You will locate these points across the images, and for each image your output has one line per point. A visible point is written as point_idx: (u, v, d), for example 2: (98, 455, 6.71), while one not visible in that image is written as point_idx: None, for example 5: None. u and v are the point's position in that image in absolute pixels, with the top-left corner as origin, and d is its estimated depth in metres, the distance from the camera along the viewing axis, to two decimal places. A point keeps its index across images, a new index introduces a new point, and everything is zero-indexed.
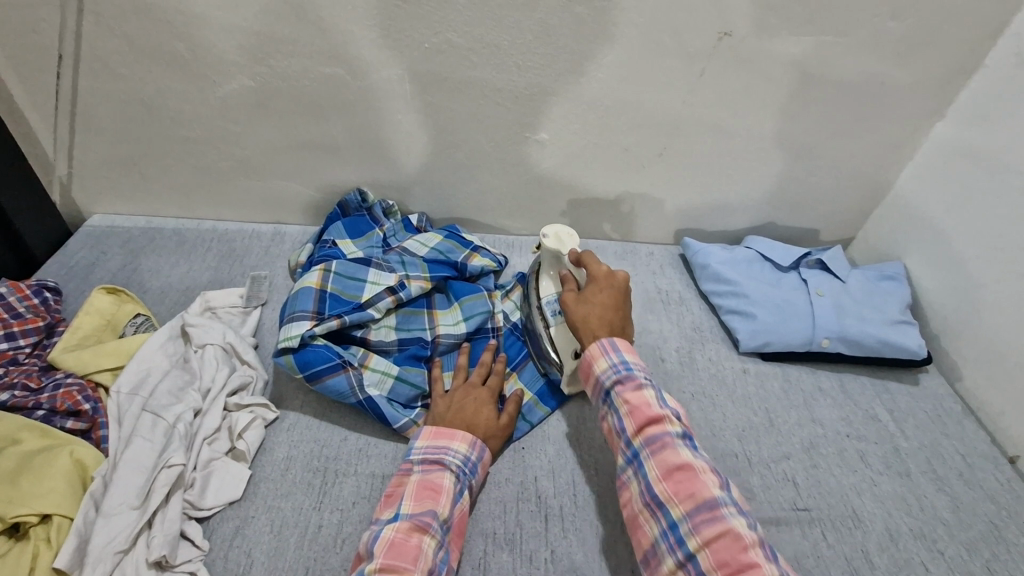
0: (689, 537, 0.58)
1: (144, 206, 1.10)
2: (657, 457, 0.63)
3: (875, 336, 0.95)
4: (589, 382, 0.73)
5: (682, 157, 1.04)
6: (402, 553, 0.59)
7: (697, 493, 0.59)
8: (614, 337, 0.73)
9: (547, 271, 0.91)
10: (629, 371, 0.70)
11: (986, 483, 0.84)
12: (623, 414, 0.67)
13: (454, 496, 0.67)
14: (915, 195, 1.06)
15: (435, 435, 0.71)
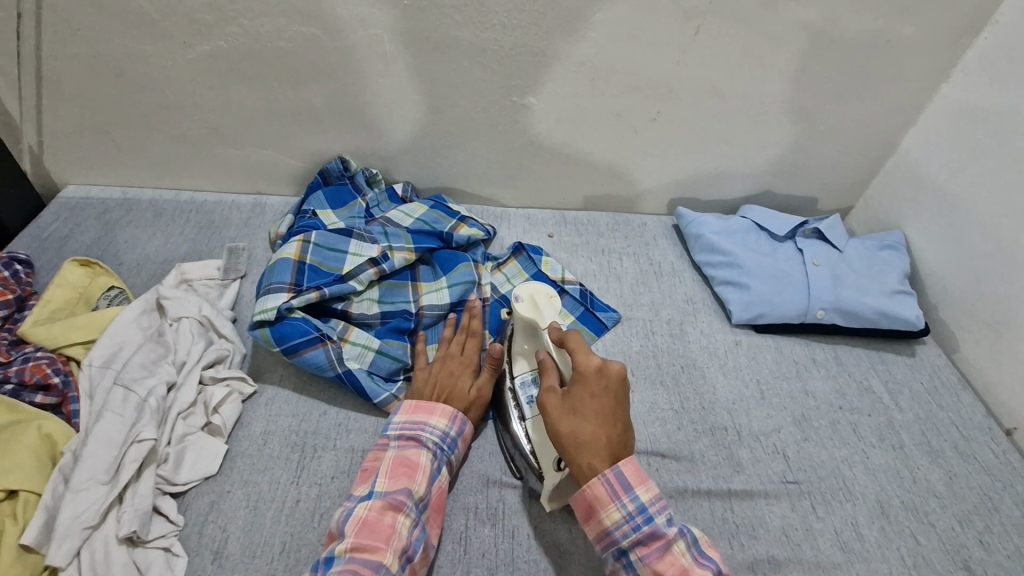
0: (640, 567, 0.58)
1: (119, 177, 1.07)
2: (650, 563, 0.57)
3: (872, 307, 0.92)
4: (579, 504, 0.61)
5: (677, 122, 1.00)
6: (374, 532, 0.58)
7: (674, 570, 0.56)
8: (624, 470, 0.60)
9: (522, 348, 0.78)
10: (647, 523, 0.58)
11: (982, 454, 0.82)
12: (614, 514, 0.59)
13: (432, 474, 0.65)
14: (918, 161, 1.02)
15: (413, 410, 0.69)
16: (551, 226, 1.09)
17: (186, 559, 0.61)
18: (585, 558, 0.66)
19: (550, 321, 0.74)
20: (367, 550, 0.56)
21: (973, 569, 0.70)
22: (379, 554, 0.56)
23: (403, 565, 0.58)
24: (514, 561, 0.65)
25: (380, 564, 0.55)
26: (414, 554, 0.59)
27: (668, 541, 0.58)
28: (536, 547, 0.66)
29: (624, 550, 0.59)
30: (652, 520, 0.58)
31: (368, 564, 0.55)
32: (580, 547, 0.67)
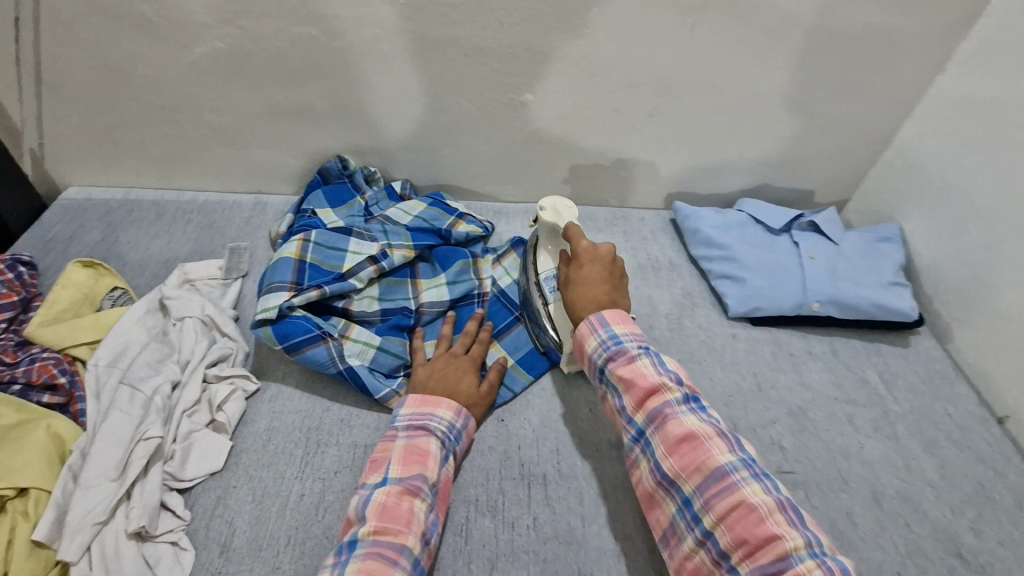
0: (645, 428, 0.62)
1: (120, 177, 1.07)
2: (617, 371, 0.65)
3: (868, 299, 0.93)
4: (574, 345, 0.73)
5: (673, 117, 1.00)
6: (394, 517, 0.58)
7: (675, 423, 0.60)
8: (602, 311, 0.70)
9: (546, 247, 0.87)
10: (620, 346, 0.67)
11: (975, 443, 0.83)
12: (593, 344, 0.69)
13: (442, 462, 0.66)
14: (914, 153, 1.02)
15: (420, 403, 0.70)
16: None
17: (194, 553, 0.63)
18: (584, 549, 0.67)
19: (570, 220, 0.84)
20: (391, 533, 0.57)
21: (964, 555, 0.72)
22: (401, 537, 0.57)
23: (422, 548, 0.59)
24: (514, 551, 0.66)
25: (404, 546, 0.57)
26: (429, 539, 0.61)
27: (665, 400, 0.62)
28: (536, 538, 0.68)
29: (601, 368, 0.68)
30: (620, 343, 0.67)
31: (393, 546, 0.56)
32: (578, 538, 0.68)
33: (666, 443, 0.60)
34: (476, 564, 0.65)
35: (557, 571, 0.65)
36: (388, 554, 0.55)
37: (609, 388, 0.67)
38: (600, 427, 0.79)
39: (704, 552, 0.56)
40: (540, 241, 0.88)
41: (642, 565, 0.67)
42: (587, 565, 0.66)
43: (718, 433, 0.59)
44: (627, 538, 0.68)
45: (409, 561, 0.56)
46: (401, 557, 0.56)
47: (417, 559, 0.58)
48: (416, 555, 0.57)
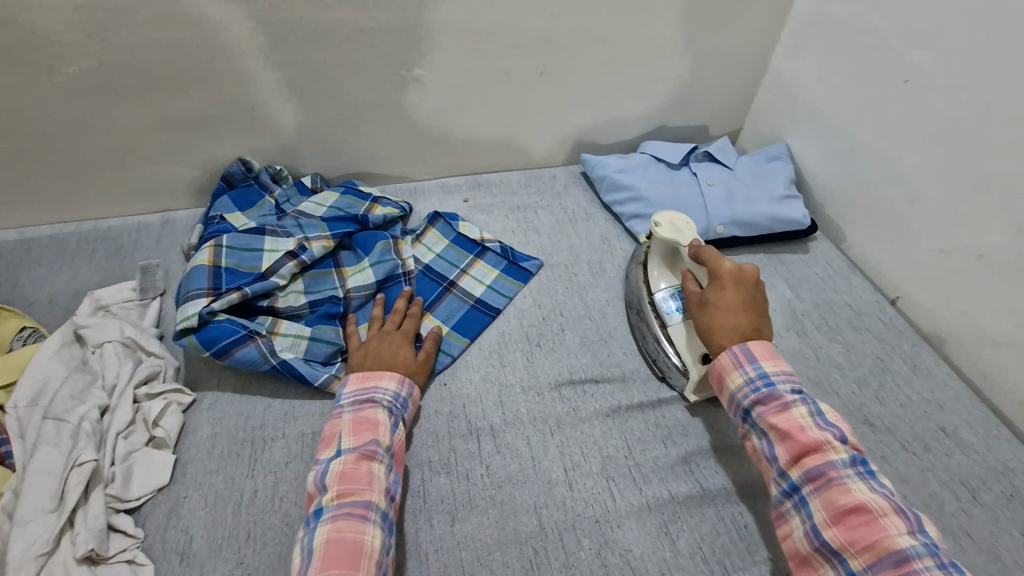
0: (796, 475, 0.62)
1: (8, 218, 1.01)
2: (769, 419, 0.65)
3: (765, 214, 1.01)
4: (711, 376, 0.73)
5: (565, 72, 1.04)
6: (355, 480, 0.62)
7: (836, 481, 0.60)
8: (748, 344, 0.70)
9: (659, 262, 0.88)
10: (771, 388, 0.67)
11: (873, 325, 0.92)
12: (738, 379, 0.69)
13: (394, 425, 0.69)
14: (787, 75, 1.10)
15: (363, 378, 0.72)
16: (466, 192, 1.12)
17: (153, 566, 0.63)
18: (537, 484, 0.71)
19: (690, 238, 0.85)
20: (355, 495, 0.61)
21: (872, 421, 0.81)
22: (365, 496, 0.61)
23: (390, 502, 0.63)
24: (471, 500, 0.70)
25: (369, 502, 0.61)
26: (394, 493, 0.65)
27: (822, 449, 0.62)
28: (490, 484, 0.71)
29: (747, 409, 0.68)
30: (770, 384, 0.67)
31: (359, 505, 0.60)
32: (531, 475, 0.72)
33: (831, 511, 0.59)
34: (437, 518, 0.68)
35: (514, 509, 0.69)
36: (356, 512, 0.60)
37: (755, 430, 0.68)
38: (539, 373, 0.83)
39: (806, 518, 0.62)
40: (653, 256, 0.88)
41: (592, 487, 0.71)
42: (542, 498, 0.70)
43: (893, 505, 0.58)
44: (576, 466, 0.73)
45: (378, 516, 0.60)
46: (370, 513, 0.60)
47: (386, 511, 0.62)
48: (384, 508, 0.61)
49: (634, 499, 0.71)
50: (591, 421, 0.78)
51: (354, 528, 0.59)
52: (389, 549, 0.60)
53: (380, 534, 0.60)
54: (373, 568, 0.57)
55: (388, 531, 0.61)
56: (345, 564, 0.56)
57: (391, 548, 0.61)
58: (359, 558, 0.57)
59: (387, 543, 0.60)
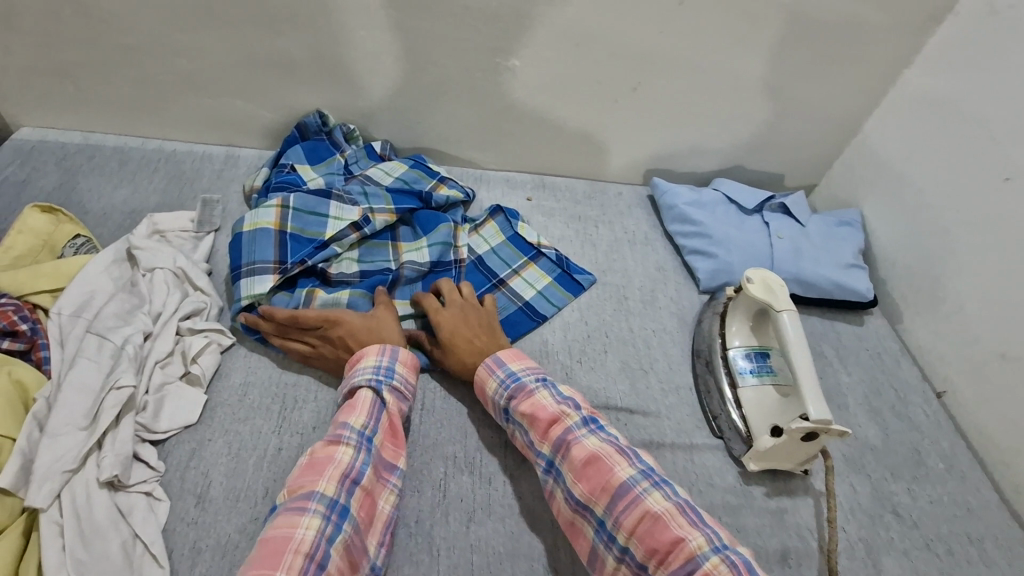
0: (617, 533, 0.59)
1: (79, 120, 1.01)
2: (520, 407, 0.68)
3: (828, 278, 0.99)
4: (476, 390, 0.74)
5: (656, 93, 1.02)
6: (314, 468, 0.60)
7: (657, 539, 0.56)
8: (498, 353, 0.73)
9: (742, 318, 0.86)
10: (518, 381, 0.70)
11: (915, 414, 0.90)
12: (494, 384, 0.71)
13: (373, 407, 0.66)
14: (878, 142, 1.07)
15: (348, 363, 0.70)
16: (530, 190, 1.11)
17: (169, 503, 0.62)
18: None
19: (783, 302, 0.80)
20: (303, 484, 0.59)
21: (900, 512, 0.79)
22: (314, 482, 0.58)
23: (347, 488, 0.59)
24: (490, 505, 0.68)
25: (312, 491, 0.58)
26: (359, 478, 0.60)
27: (641, 503, 0.59)
28: (511, 493, 0.70)
29: (505, 408, 0.70)
30: (522, 380, 0.70)
31: (300, 494, 0.57)
32: None
33: (628, 517, 0.59)
34: (453, 516, 0.67)
35: (531, 524, 0.68)
36: (294, 503, 0.57)
37: (515, 425, 0.70)
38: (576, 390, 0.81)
39: (626, 567, 0.59)
40: (738, 310, 0.86)
41: None
42: (561, 518, 0.69)
43: (679, 507, 0.59)
44: None
45: (320, 502, 0.57)
46: (310, 502, 0.57)
47: (336, 498, 0.58)
48: (329, 496, 0.58)
49: None
50: None
51: (293, 518, 0.56)
52: (333, 540, 0.56)
53: (317, 524, 0.55)
54: (296, 563, 0.53)
55: (336, 521, 0.57)
56: (266, 559, 0.53)
57: (338, 539, 0.56)
58: (281, 555, 0.53)
59: (326, 532, 0.56)
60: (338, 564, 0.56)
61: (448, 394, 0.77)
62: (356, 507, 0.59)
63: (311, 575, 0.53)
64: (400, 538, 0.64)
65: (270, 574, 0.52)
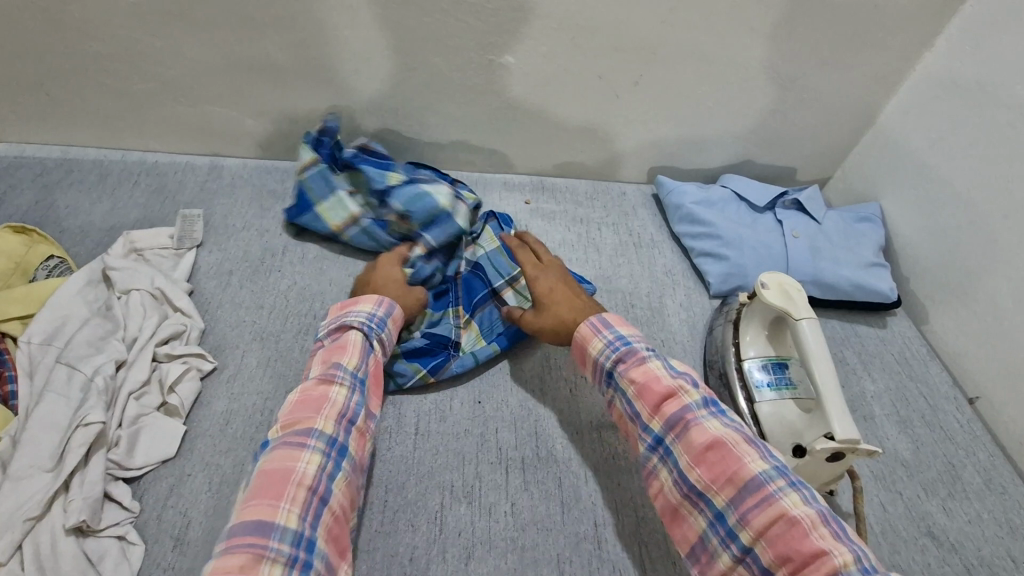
0: (740, 530, 0.54)
1: (55, 134, 0.97)
2: (629, 374, 0.65)
3: (848, 279, 0.93)
4: (574, 350, 0.72)
5: (659, 86, 0.96)
6: (308, 404, 0.58)
7: (792, 547, 0.51)
8: (603, 314, 0.70)
9: (756, 327, 0.80)
10: (628, 347, 0.67)
11: (947, 424, 0.84)
12: (598, 345, 0.69)
13: (364, 348, 0.65)
14: (898, 132, 1.01)
15: (340, 307, 0.69)
16: (529, 193, 1.06)
17: (143, 547, 0.58)
18: (563, 535, 0.65)
19: (803, 308, 0.74)
20: (300, 420, 0.57)
21: (936, 534, 0.73)
22: (311, 420, 0.57)
23: (345, 427, 0.58)
24: (491, 539, 0.63)
25: (310, 428, 0.56)
26: (355, 418, 0.60)
27: (775, 503, 0.53)
28: (513, 525, 0.65)
29: (610, 371, 0.67)
30: (630, 344, 0.67)
31: (298, 431, 0.56)
32: (557, 524, 0.65)
33: (757, 514, 0.54)
34: (451, 553, 0.62)
35: (535, 559, 0.63)
36: (293, 439, 0.55)
37: (617, 392, 0.67)
38: (582, 408, 0.76)
39: (742, 569, 0.54)
40: (752, 318, 0.80)
41: (622, 551, 0.65)
42: (567, 552, 0.64)
43: (820, 513, 0.53)
44: (608, 523, 0.66)
45: (321, 440, 0.56)
46: (311, 438, 0.56)
47: (335, 437, 0.57)
48: (328, 434, 0.56)
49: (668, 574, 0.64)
50: (631, 475, 0.70)
51: (292, 454, 0.54)
52: (335, 477, 0.55)
53: (318, 460, 0.55)
54: (301, 496, 0.52)
55: (336, 458, 0.56)
56: (270, 490, 0.51)
57: (340, 476, 0.56)
58: (285, 485, 0.52)
59: (327, 468, 0.55)
60: (340, 499, 0.55)
61: (445, 416, 0.72)
62: (353, 446, 0.59)
63: (315, 507, 0.52)
64: None
65: (274, 505, 0.50)
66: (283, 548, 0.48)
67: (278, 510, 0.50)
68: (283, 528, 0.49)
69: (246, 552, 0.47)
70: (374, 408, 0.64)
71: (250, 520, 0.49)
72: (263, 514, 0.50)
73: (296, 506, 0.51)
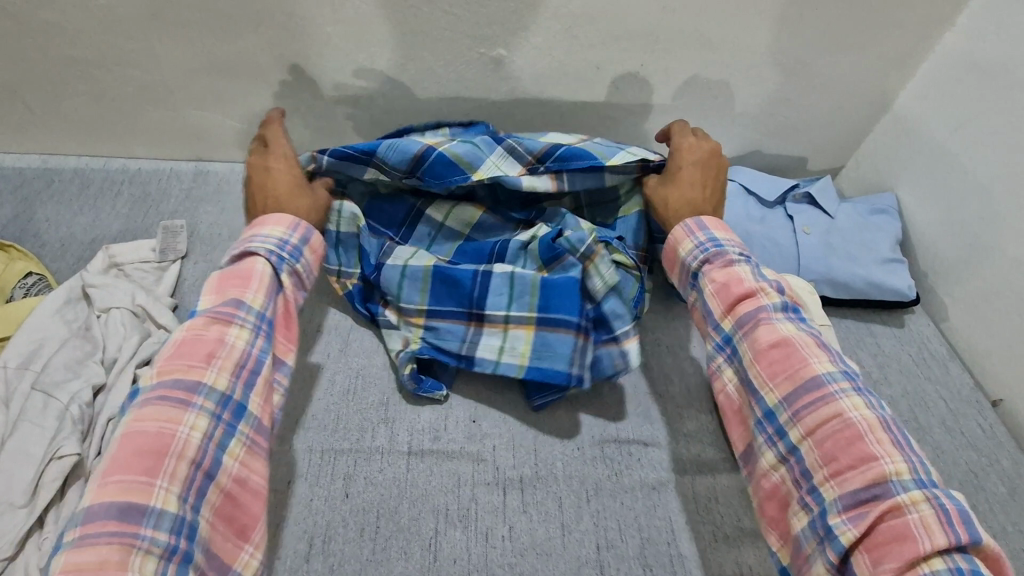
0: (790, 428, 0.56)
1: (33, 142, 0.93)
2: (711, 275, 0.65)
3: (863, 277, 0.88)
4: (666, 253, 0.72)
5: (662, 76, 0.91)
6: (190, 351, 0.55)
7: (842, 450, 0.52)
8: (699, 217, 0.69)
9: None
10: (716, 248, 0.66)
11: (969, 429, 0.80)
12: (688, 247, 0.68)
13: (270, 285, 0.62)
14: (915, 119, 0.95)
15: (255, 223, 0.66)
16: None
17: None
18: (563, 560, 0.62)
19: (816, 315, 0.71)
20: (177, 371, 0.54)
21: None
22: (195, 376, 0.55)
23: (241, 379, 0.57)
24: (488, 566, 0.61)
25: (198, 384, 0.54)
26: (256, 367, 0.58)
27: (833, 404, 0.54)
28: (511, 550, 0.62)
29: (695, 273, 0.67)
30: (719, 246, 0.66)
31: (181, 386, 0.54)
32: (557, 548, 0.62)
33: (808, 415, 0.55)
34: None
35: None
36: (174, 397, 0.53)
37: (697, 292, 0.67)
38: (583, 423, 0.72)
39: (786, 470, 0.57)
40: None
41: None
42: None
43: (886, 425, 0.52)
44: (611, 546, 0.63)
45: (206, 399, 0.54)
46: (196, 398, 0.54)
47: (228, 395, 0.55)
48: (218, 392, 0.55)
49: None
50: (634, 493, 0.67)
51: (170, 416, 0.52)
52: (222, 444, 0.54)
53: (203, 426, 0.53)
54: (181, 470, 0.51)
55: (227, 421, 0.55)
56: (144, 467, 0.50)
57: (230, 445, 0.55)
58: (162, 460, 0.50)
59: (211, 436, 0.53)
60: (229, 471, 0.55)
61: (439, 435, 0.69)
62: (255, 403, 0.57)
63: (198, 484, 0.52)
64: None
65: (150, 484, 0.49)
66: (157, 537, 0.48)
67: (154, 489, 0.49)
68: (160, 512, 0.49)
69: (111, 541, 0.47)
70: (282, 356, 0.63)
71: (114, 504, 0.48)
72: (137, 493, 0.49)
73: (176, 484, 0.50)
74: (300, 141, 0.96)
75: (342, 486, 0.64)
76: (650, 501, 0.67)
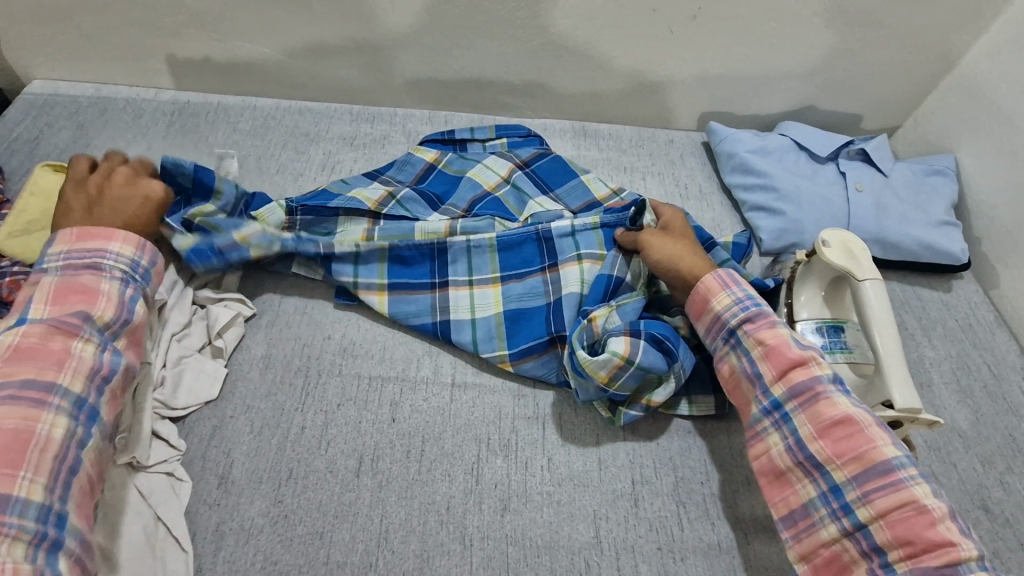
0: (859, 507, 0.54)
1: (86, 70, 0.95)
2: (758, 336, 0.62)
3: (916, 238, 0.87)
4: (691, 301, 0.68)
5: (718, 20, 0.87)
6: (38, 358, 0.55)
7: (915, 532, 0.51)
8: (731, 269, 0.67)
9: (814, 286, 0.75)
10: (756, 308, 0.64)
11: (1012, 396, 0.79)
12: (724, 301, 0.65)
13: (123, 301, 0.61)
14: (984, 76, 0.91)
15: (79, 238, 0.62)
16: (570, 138, 1.00)
17: (191, 484, 0.61)
18: (599, 492, 0.64)
19: (868, 269, 0.70)
20: (25, 373, 0.54)
21: (990, 508, 0.69)
22: (49, 377, 0.54)
23: (98, 386, 0.57)
24: (527, 492, 0.63)
25: (52, 386, 0.54)
26: (111, 376, 0.58)
27: (904, 489, 0.53)
28: (549, 480, 0.64)
29: (732, 330, 0.64)
30: (756, 306, 0.64)
31: (34, 388, 0.53)
32: (595, 480, 0.65)
33: (878, 498, 0.53)
34: (487, 503, 0.62)
35: (571, 513, 0.62)
36: (28, 397, 0.53)
37: (738, 350, 0.64)
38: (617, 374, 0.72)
39: (848, 542, 0.55)
40: (808, 278, 0.75)
41: (661, 510, 0.64)
42: (603, 508, 0.63)
43: (950, 509, 0.52)
44: (645, 482, 0.65)
45: (62, 401, 0.54)
46: (53, 399, 0.54)
47: (84, 398, 0.55)
48: (75, 394, 0.55)
49: (706, 536, 0.62)
50: (670, 435, 0.69)
51: (21, 418, 0.52)
52: (84, 444, 0.54)
53: (64, 423, 0.53)
54: (45, 464, 0.51)
55: (84, 422, 0.55)
56: (1, 463, 0.50)
57: (90, 442, 0.55)
58: (23, 454, 0.51)
59: (73, 433, 0.54)
60: (89, 471, 0.54)
61: (481, 369, 0.71)
62: (108, 411, 0.57)
63: (64, 478, 0.52)
64: (429, 526, 0.60)
65: (11, 476, 0.50)
66: (24, 524, 0.49)
67: (16, 481, 0.50)
68: (25, 500, 0.49)
69: None
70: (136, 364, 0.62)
71: None
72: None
73: (41, 475, 0.51)
74: (345, 78, 0.96)
75: (389, 411, 0.67)
76: (687, 444, 0.68)
